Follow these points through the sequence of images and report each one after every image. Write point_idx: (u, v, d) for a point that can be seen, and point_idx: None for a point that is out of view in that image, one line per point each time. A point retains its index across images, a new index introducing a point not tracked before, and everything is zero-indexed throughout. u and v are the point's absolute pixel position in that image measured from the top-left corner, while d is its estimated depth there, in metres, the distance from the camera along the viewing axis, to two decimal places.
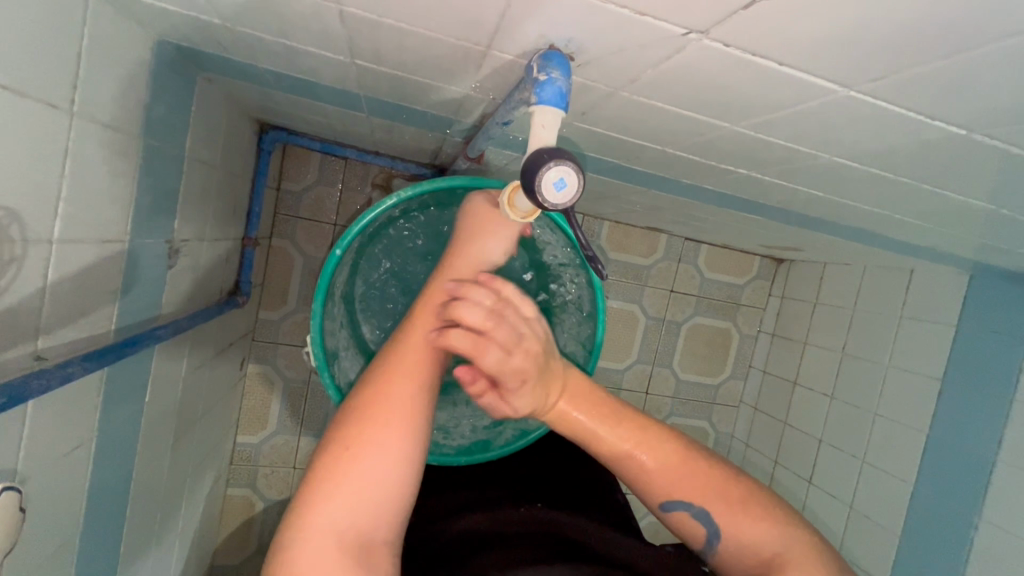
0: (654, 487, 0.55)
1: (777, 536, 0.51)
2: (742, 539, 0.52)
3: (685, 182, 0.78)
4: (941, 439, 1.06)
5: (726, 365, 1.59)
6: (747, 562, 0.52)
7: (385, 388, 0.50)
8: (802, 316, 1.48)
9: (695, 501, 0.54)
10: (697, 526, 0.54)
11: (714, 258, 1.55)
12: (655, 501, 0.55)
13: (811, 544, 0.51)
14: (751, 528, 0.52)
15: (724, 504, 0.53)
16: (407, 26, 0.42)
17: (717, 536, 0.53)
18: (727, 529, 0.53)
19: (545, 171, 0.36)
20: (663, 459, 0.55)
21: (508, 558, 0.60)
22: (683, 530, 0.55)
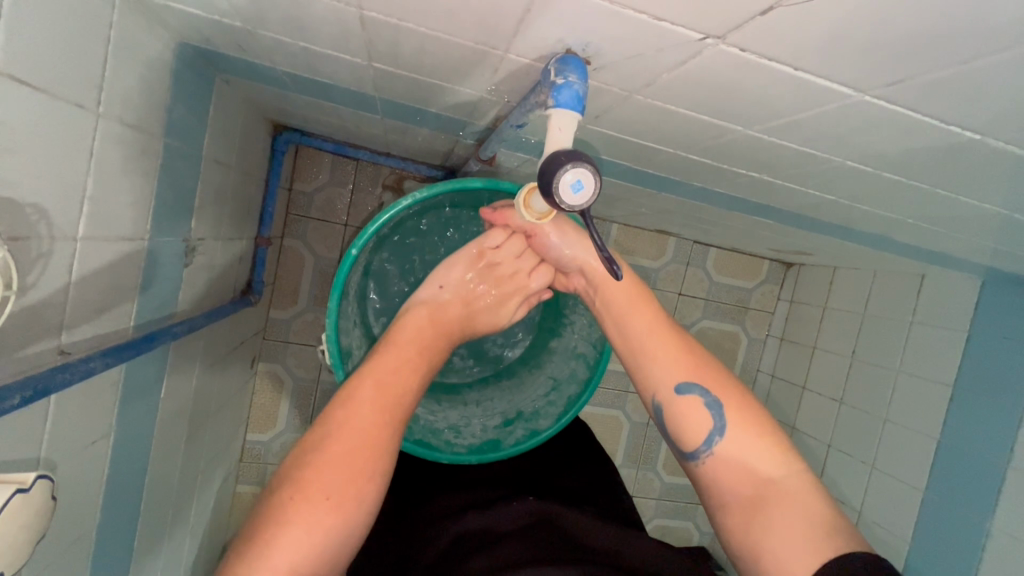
0: (668, 372, 0.58)
1: (791, 476, 0.51)
2: (745, 448, 0.53)
3: (696, 184, 0.79)
4: (952, 445, 1.05)
5: (734, 369, 1.59)
6: (744, 477, 0.52)
7: (358, 430, 0.51)
8: (811, 320, 1.47)
9: (713, 397, 0.55)
10: (704, 418, 0.55)
11: (723, 261, 1.55)
12: (667, 386, 0.57)
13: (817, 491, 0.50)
14: (759, 444, 0.53)
15: (745, 423, 0.54)
16: (425, 30, 0.43)
17: (721, 434, 0.54)
18: (734, 433, 0.54)
19: (563, 173, 0.36)
20: (685, 359, 0.58)
21: (516, 558, 0.61)
22: (685, 419, 0.56)
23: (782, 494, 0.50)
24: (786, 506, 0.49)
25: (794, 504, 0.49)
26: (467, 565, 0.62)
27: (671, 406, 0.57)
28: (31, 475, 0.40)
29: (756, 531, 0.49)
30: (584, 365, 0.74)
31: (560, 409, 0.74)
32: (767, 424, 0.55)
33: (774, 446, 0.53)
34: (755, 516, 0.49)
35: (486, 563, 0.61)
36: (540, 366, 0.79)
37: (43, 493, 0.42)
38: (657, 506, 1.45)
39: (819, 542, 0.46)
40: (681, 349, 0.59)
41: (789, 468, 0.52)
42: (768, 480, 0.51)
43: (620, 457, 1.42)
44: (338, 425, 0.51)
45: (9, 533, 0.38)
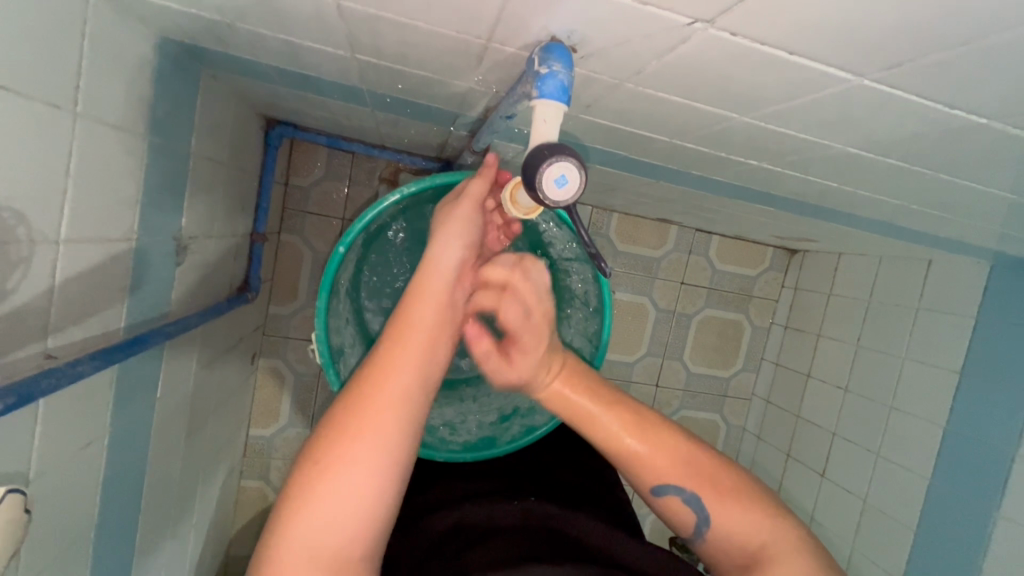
0: (645, 475, 0.53)
1: (780, 542, 0.49)
2: (734, 528, 0.50)
3: (694, 173, 0.77)
4: (960, 433, 1.04)
5: (737, 358, 1.57)
6: (735, 549, 0.50)
7: (362, 402, 0.45)
8: (816, 307, 1.45)
9: (691, 490, 0.52)
10: (688, 512, 0.52)
11: (726, 249, 1.53)
12: (646, 488, 0.53)
13: (801, 542, 0.50)
14: (745, 516, 0.51)
15: (729, 503, 0.51)
16: (405, 20, 0.41)
17: (706, 523, 0.52)
18: (719, 517, 0.51)
19: (547, 167, 0.35)
20: (662, 453, 0.53)
21: (512, 552, 0.61)
22: (672, 516, 0.53)
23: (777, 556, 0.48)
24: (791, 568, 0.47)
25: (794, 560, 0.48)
26: (462, 556, 0.62)
27: (655, 508, 0.54)
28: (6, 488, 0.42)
29: None
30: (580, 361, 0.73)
31: None
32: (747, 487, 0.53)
33: (757, 506, 0.51)
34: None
35: (481, 556, 0.61)
36: None
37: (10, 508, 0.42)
38: None
39: None
40: (656, 437, 0.54)
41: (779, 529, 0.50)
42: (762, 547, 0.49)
43: None
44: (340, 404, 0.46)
45: None
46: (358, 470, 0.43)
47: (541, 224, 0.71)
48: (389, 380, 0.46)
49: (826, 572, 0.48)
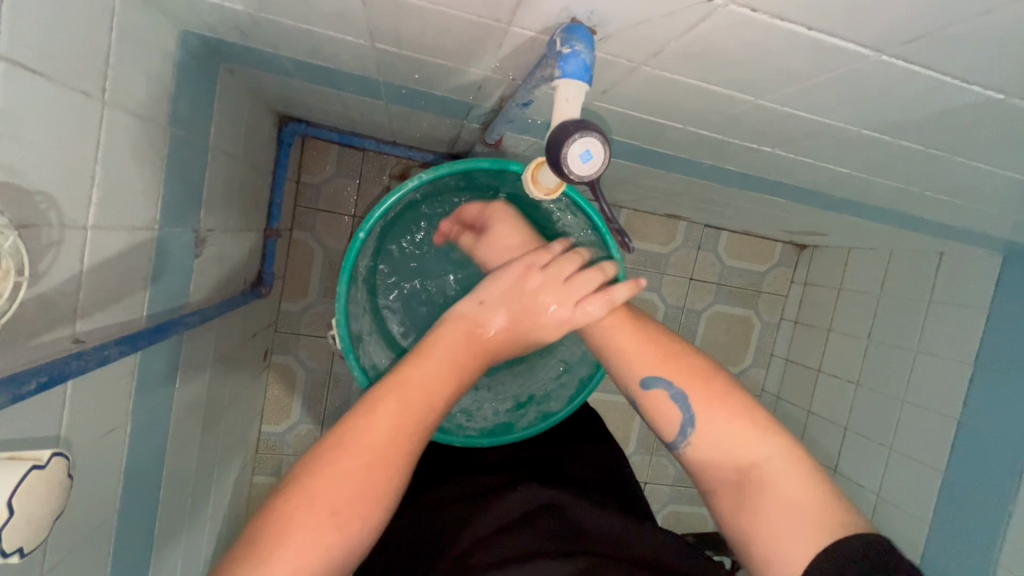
0: (634, 365, 0.55)
1: (774, 459, 0.49)
2: (721, 434, 0.51)
3: (705, 163, 0.77)
4: (974, 425, 1.03)
5: (747, 353, 1.57)
6: (724, 460, 0.50)
7: (362, 453, 0.45)
8: (826, 302, 1.45)
9: (678, 387, 0.53)
10: (672, 410, 0.53)
11: (734, 244, 1.53)
12: (634, 380, 0.54)
13: (796, 455, 0.50)
14: (734, 428, 0.51)
15: (716, 412, 0.51)
16: (427, 5, 0.42)
17: (691, 424, 0.52)
18: (704, 420, 0.51)
19: (571, 143, 0.35)
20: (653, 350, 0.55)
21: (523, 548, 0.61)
22: (658, 415, 0.53)
23: (767, 478, 0.48)
24: (783, 483, 0.48)
25: (791, 479, 0.48)
26: (473, 553, 0.61)
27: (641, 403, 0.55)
28: (48, 453, 0.40)
29: (745, 516, 0.48)
30: (595, 347, 0.73)
31: (573, 390, 0.74)
32: (745, 400, 0.53)
33: (751, 420, 0.51)
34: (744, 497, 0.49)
35: (494, 553, 0.60)
36: (549, 350, 0.77)
37: (59, 471, 0.42)
38: (671, 493, 1.45)
39: (812, 522, 0.46)
40: (648, 336, 0.56)
41: (769, 442, 0.50)
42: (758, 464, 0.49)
43: (633, 445, 1.42)
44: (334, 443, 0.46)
45: (29, 508, 0.39)
46: (348, 515, 0.43)
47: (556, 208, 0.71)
48: (359, 447, 0.45)
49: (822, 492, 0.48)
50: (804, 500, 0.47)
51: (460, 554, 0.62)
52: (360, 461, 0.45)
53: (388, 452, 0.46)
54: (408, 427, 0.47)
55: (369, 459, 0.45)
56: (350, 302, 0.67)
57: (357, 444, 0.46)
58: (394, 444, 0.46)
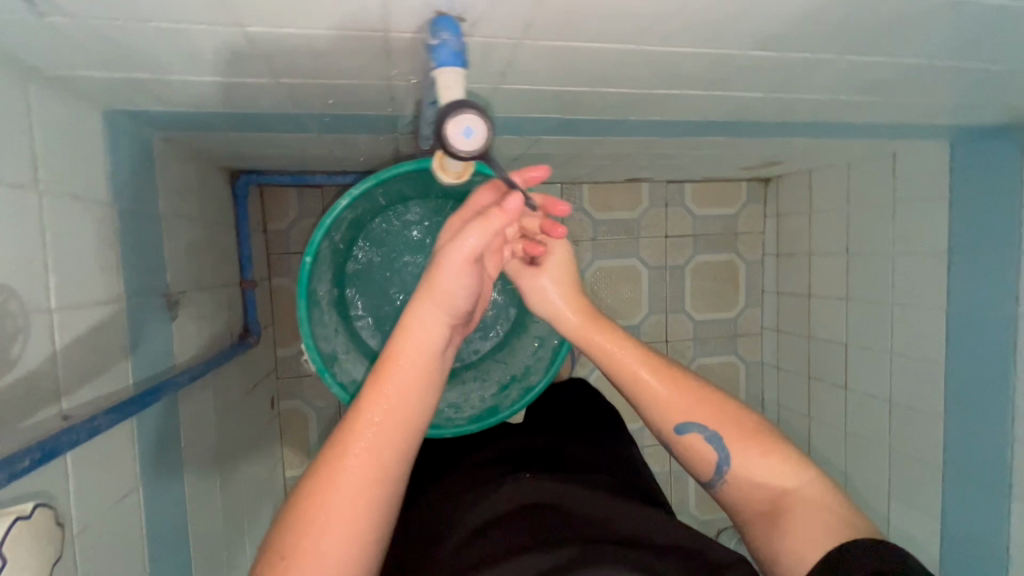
0: (670, 412, 0.69)
1: (797, 490, 0.63)
2: (751, 467, 0.66)
3: (632, 119, 0.80)
4: (960, 312, 1.05)
5: (738, 295, 1.61)
6: (760, 495, 0.65)
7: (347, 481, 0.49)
8: (800, 227, 1.47)
9: (709, 430, 0.68)
10: (707, 450, 0.67)
11: (701, 194, 1.56)
12: (669, 426, 0.69)
13: (811, 483, 0.64)
14: (760, 459, 0.66)
15: (749, 452, 0.66)
16: (306, 32, 0.45)
17: (727, 464, 0.67)
18: (737, 459, 0.66)
19: (451, 120, 0.38)
20: (682, 396, 0.69)
21: (517, 538, 0.67)
22: (694, 453, 0.68)
23: (801, 499, 0.63)
24: (808, 510, 0.61)
25: (811, 506, 0.62)
26: (471, 541, 0.68)
27: (675, 442, 0.69)
28: (30, 504, 0.46)
29: (780, 539, 0.61)
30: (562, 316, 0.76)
31: (547, 360, 0.78)
32: (765, 437, 0.67)
33: (762, 435, 0.67)
34: (778, 523, 0.62)
35: (490, 542, 0.67)
36: (524, 329, 0.81)
37: (45, 520, 0.47)
38: None
39: (838, 533, 0.59)
40: (684, 384, 0.70)
41: (800, 474, 0.64)
42: (785, 489, 0.64)
43: None
44: (364, 405, 0.50)
45: (18, 555, 0.44)
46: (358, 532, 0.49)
47: (490, 180, 0.73)
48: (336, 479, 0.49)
49: (839, 511, 0.62)
50: (834, 522, 0.60)
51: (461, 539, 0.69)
52: (352, 494, 0.48)
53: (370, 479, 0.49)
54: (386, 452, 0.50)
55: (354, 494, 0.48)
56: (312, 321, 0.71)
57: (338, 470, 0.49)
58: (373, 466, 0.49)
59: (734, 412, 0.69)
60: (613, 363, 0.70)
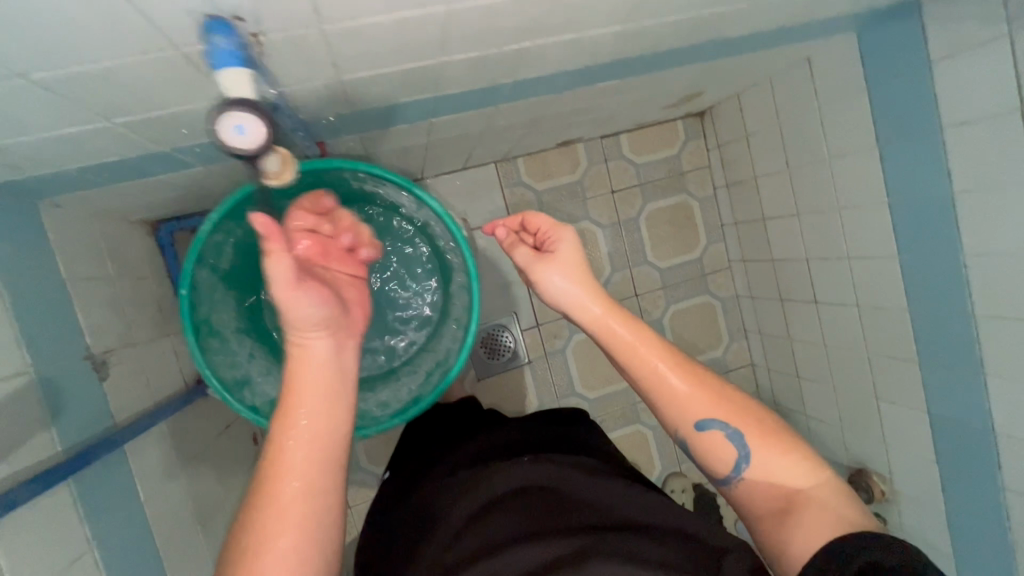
0: (690, 409, 0.67)
1: (816, 494, 0.62)
2: (769, 468, 0.64)
3: (510, 84, 0.78)
4: (900, 201, 1.03)
5: (698, 235, 1.60)
6: (773, 493, 0.63)
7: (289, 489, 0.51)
8: (741, 154, 1.45)
9: (730, 427, 0.66)
10: (729, 449, 0.65)
11: (638, 142, 1.54)
12: (692, 421, 0.67)
13: (835, 489, 0.63)
14: (783, 461, 0.64)
15: (769, 453, 0.64)
16: (92, 67, 0.44)
17: (746, 461, 0.65)
18: (758, 459, 0.64)
19: (224, 118, 0.44)
20: (703, 390, 0.68)
21: (506, 528, 0.74)
22: (716, 453, 0.66)
23: (813, 500, 0.61)
24: (820, 518, 0.60)
25: (831, 506, 0.61)
26: (465, 536, 0.75)
27: (697, 441, 0.67)
28: None
29: (787, 535, 0.60)
30: (467, 294, 0.84)
31: (462, 339, 0.83)
32: (778, 433, 0.66)
33: (789, 450, 0.65)
34: (788, 522, 0.61)
35: (479, 534, 0.74)
36: (441, 318, 0.87)
37: None
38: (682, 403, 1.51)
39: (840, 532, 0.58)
40: (715, 388, 0.68)
41: (803, 472, 0.64)
42: (793, 489, 0.63)
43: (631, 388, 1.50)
44: (282, 419, 0.54)
45: None
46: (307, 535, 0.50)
47: (357, 176, 0.76)
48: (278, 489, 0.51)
49: (848, 517, 0.60)
50: (837, 524, 0.59)
51: (458, 530, 0.77)
52: (296, 504, 0.51)
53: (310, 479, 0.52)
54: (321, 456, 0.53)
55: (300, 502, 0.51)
56: (207, 351, 0.75)
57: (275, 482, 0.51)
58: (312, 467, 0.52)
59: (757, 413, 0.67)
60: (637, 366, 0.68)
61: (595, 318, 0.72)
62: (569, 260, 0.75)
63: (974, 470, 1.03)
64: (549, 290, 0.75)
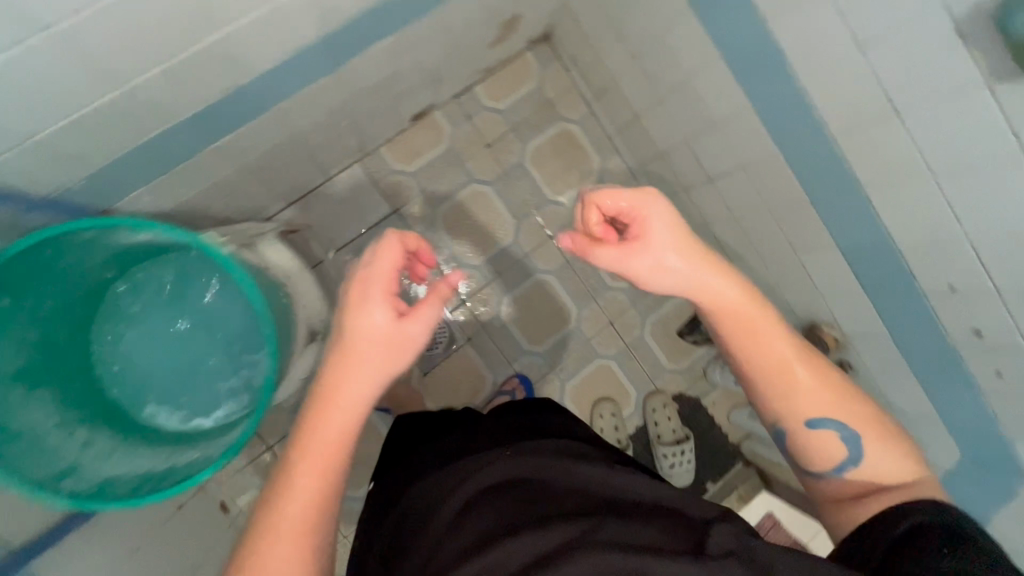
0: (802, 407, 0.72)
1: (923, 483, 0.69)
2: (877, 464, 0.70)
3: (249, 84, 0.75)
4: (733, 48, 0.99)
5: (590, 155, 1.55)
6: (865, 478, 0.71)
7: (294, 523, 0.62)
8: (594, 60, 1.39)
9: (848, 430, 0.71)
10: (838, 450, 0.72)
11: (495, 86, 1.49)
12: (804, 418, 0.72)
13: (929, 479, 0.71)
14: (880, 448, 0.71)
15: (879, 447, 0.71)
16: None
17: (853, 463, 0.71)
18: (868, 458, 0.71)
19: None
20: (824, 388, 0.72)
21: (490, 525, 0.69)
22: (819, 445, 0.72)
23: (922, 488, 0.69)
24: None
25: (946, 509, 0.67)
26: (448, 535, 0.71)
27: (800, 433, 0.73)
28: None
29: (871, 503, 0.69)
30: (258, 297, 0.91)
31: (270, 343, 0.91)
32: (903, 446, 0.72)
33: (907, 458, 0.71)
34: (871, 498, 0.69)
35: (463, 531, 0.70)
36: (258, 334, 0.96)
37: None
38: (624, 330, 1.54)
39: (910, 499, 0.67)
40: (839, 391, 0.72)
41: (927, 482, 0.69)
42: (874, 484, 0.71)
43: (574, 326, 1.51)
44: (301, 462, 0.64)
45: None
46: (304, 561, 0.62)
47: (99, 233, 0.84)
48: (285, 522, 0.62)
49: None
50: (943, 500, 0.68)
51: (444, 527, 0.72)
52: (299, 533, 0.62)
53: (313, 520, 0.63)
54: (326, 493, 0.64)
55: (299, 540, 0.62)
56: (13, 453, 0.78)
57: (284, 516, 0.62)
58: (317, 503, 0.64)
59: (828, 373, 0.72)
60: (748, 350, 0.72)
61: (729, 317, 0.72)
62: (669, 226, 0.72)
63: (885, 281, 1.02)
64: (613, 262, 0.73)
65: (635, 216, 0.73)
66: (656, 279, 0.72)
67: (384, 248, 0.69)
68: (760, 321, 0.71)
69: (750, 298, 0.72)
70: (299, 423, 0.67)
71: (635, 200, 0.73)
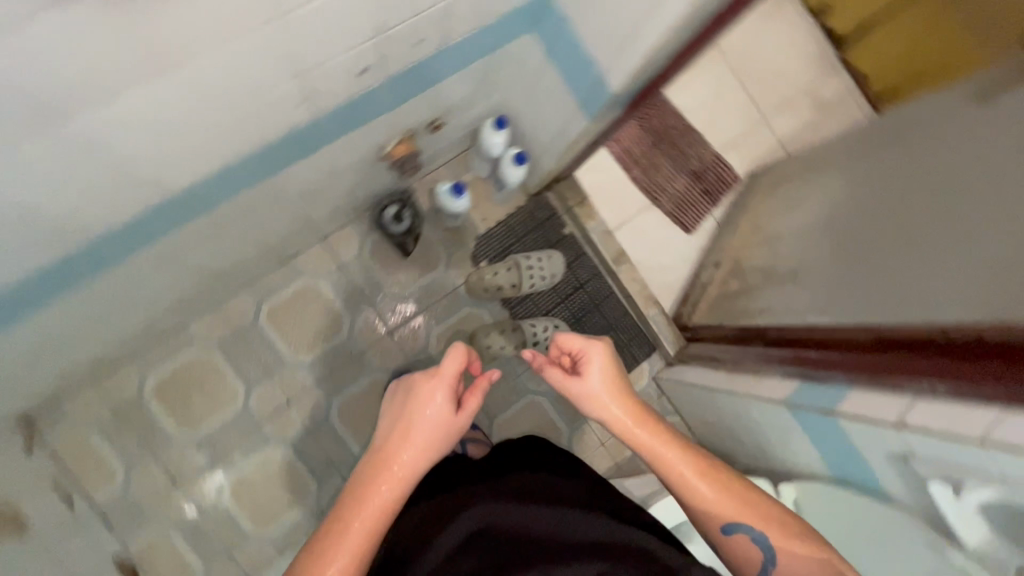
0: (715, 509, 0.73)
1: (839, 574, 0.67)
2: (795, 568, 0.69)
3: None
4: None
5: (190, 359, 1.36)
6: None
7: (363, 524, 0.68)
8: (57, 375, 1.17)
9: (758, 530, 0.71)
10: (755, 551, 0.71)
11: (96, 473, 1.30)
12: (717, 519, 0.73)
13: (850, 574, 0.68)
14: (800, 554, 0.69)
15: (793, 549, 0.70)
16: None
17: (773, 563, 0.70)
18: (784, 558, 0.70)
19: None
20: (732, 496, 0.73)
21: (496, 559, 0.69)
22: (737, 549, 0.72)
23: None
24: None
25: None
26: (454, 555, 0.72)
27: (718, 535, 0.74)
28: None
29: None
30: None
31: None
32: (812, 541, 0.71)
33: (821, 549, 0.71)
34: None
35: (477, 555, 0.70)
36: None
37: None
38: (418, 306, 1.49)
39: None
40: (743, 494, 0.74)
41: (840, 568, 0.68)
42: None
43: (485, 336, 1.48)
44: (383, 471, 0.73)
45: None
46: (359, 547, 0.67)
47: None
48: (350, 526, 0.68)
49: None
50: None
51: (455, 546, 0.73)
52: (364, 529, 0.68)
53: (378, 519, 0.69)
54: (390, 505, 0.70)
55: (364, 531, 0.68)
56: None
57: (353, 518, 0.69)
58: (383, 508, 0.70)
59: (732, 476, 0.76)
60: (642, 445, 0.77)
61: (611, 411, 0.80)
62: (605, 353, 0.84)
63: (323, 125, 0.86)
64: (563, 386, 0.84)
65: (580, 360, 0.84)
66: (576, 390, 0.82)
67: (449, 361, 0.81)
68: (629, 409, 0.79)
69: (639, 415, 0.79)
70: (385, 441, 0.76)
71: (581, 344, 0.84)
